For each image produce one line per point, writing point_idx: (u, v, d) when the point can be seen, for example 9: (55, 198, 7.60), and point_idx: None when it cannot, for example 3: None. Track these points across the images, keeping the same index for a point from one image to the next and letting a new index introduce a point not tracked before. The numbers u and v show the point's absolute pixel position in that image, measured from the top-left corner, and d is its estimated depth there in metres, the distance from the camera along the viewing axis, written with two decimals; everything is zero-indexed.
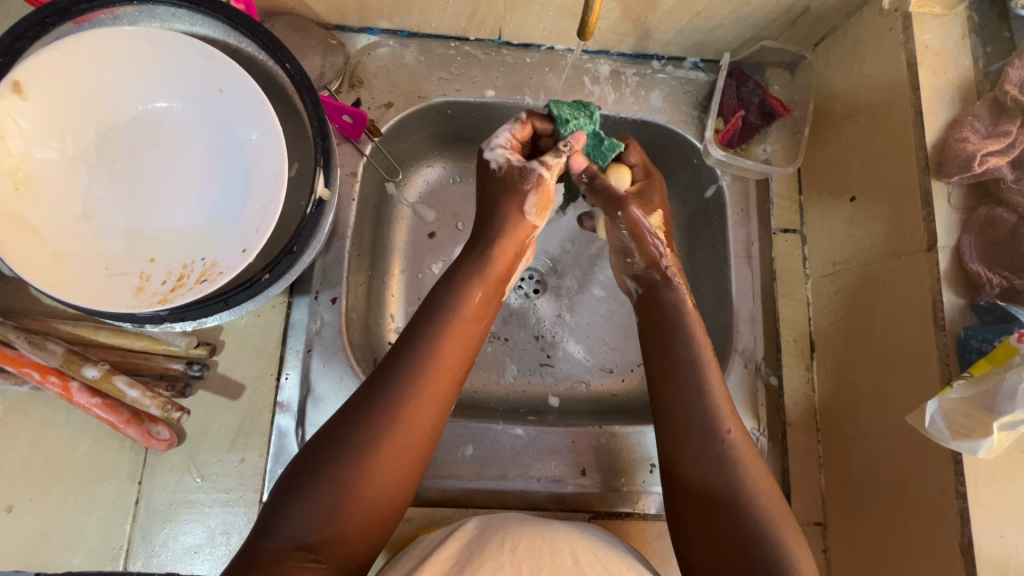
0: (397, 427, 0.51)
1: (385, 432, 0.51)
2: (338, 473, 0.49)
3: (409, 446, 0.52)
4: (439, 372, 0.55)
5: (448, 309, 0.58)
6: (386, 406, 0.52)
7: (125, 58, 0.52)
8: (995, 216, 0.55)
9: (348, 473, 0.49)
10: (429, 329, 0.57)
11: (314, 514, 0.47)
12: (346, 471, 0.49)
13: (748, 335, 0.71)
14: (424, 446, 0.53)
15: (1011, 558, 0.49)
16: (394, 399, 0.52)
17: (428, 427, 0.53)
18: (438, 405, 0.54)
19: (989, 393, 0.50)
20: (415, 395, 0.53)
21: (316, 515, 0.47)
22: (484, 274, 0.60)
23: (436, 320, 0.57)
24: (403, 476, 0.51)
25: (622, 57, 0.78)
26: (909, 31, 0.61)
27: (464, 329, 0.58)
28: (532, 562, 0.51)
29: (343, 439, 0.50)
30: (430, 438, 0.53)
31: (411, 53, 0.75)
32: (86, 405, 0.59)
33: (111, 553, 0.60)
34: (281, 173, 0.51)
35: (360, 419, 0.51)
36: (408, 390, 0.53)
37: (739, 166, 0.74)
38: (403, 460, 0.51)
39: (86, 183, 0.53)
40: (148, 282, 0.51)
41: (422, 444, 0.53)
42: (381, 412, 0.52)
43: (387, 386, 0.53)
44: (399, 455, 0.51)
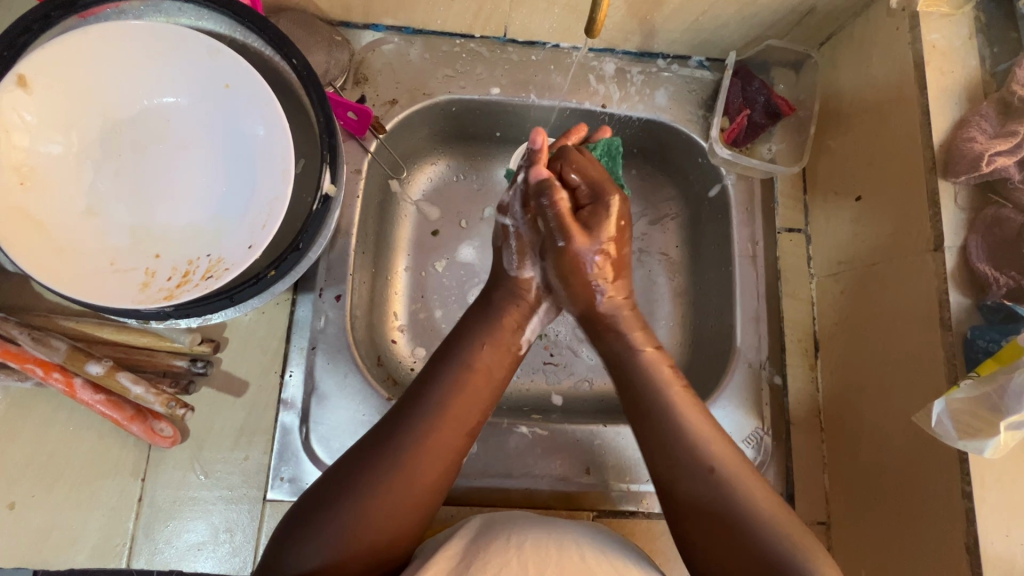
0: (411, 463, 0.51)
1: (398, 469, 0.51)
2: (349, 504, 0.49)
3: (423, 483, 0.51)
4: (457, 411, 0.55)
5: (461, 359, 0.58)
6: (400, 442, 0.52)
7: (131, 52, 0.51)
8: (1003, 215, 0.55)
9: (358, 504, 0.49)
10: (451, 370, 0.57)
11: (323, 543, 0.47)
12: (351, 504, 0.49)
13: (753, 334, 0.71)
14: (435, 485, 0.52)
15: (1015, 557, 0.49)
16: (411, 434, 0.52)
17: (444, 465, 0.53)
18: (456, 441, 0.54)
19: (997, 393, 0.50)
20: (425, 432, 0.53)
21: (326, 547, 0.47)
22: (498, 330, 0.61)
23: (450, 365, 0.57)
24: (415, 512, 0.51)
25: (627, 55, 0.78)
26: (916, 30, 0.61)
27: (483, 374, 0.58)
28: (539, 557, 0.50)
29: (356, 473, 0.50)
30: (441, 480, 0.53)
31: (416, 50, 0.75)
32: (90, 402, 0.59)
33: (114, 550, 0.60)
34: (288, 169, 0.51)
35: (371, 454, 0.52)
36: (424, 428, 0.53)
37: (745, 165, 0.74)
38: (416, 497, 0.51)
39: (91, 179, 0.52)
40: (154, 279, 0.51)
41: (438, 481, 0.52)
42: (396, 449, 0.51)
43: (405, 424, 0.53)
44: (412, 490, 0.51)
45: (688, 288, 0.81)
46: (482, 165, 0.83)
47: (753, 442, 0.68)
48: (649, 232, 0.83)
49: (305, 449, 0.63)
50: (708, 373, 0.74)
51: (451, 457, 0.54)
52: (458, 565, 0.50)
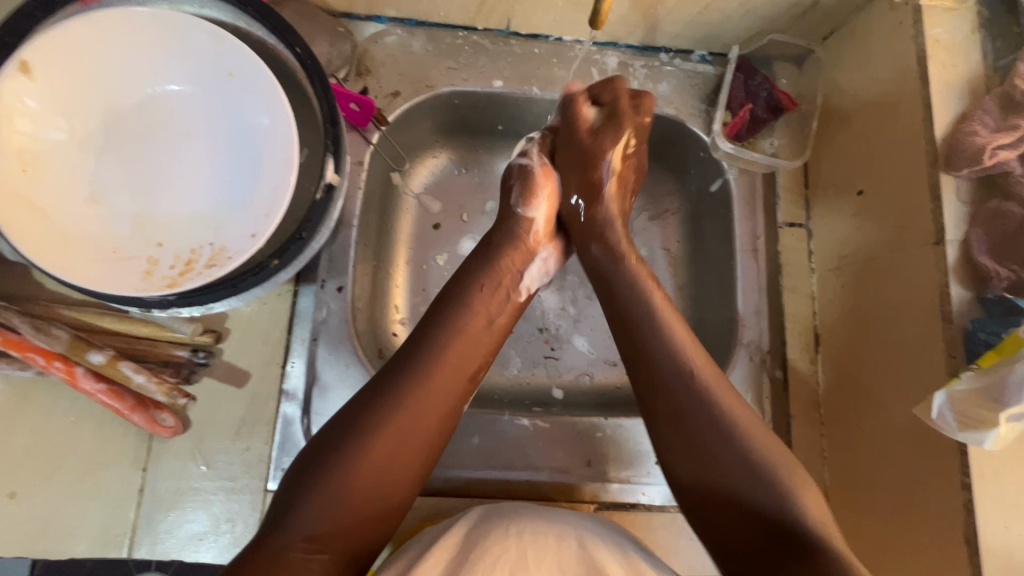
0: (398, 420, 0.51)
1: (387, 424, 0.51)
2: (340, 463, 0.48)
3: (413, 439, 0.51)
4: (446, 367, 0.55)
5: (459, 313, 0.58)
6: (389, 400, 0.52)
7: (134, 40, 0.51)
8: (1004, 209, 0.55)
9: (350, 463, 0.49)
10: (442, 327, 0.58)
11: (318, 505, 0.47)
12: (351, 462, 0.49)
13: (754, 328, 0.72)
14: (430, 440, 0.53)
15: (1014, 549, 0.50)
16: (396, 392, 0.52)
17: (434, 421, 0.53)
18: (445, 399, 0.54)
19: (997, 384, 0.50)
20: (421, 390, 0.53)
21: (325, 511, 0.47)
22: (496, 279, 0.61)
23: (448, 322, 0.58)
24: (408, 468, 0.51)
25: (630, 48, 0.78)
26: (920, 24, 0.61)
27: (474, 328, 0.58)
28: (538, 548, 0.51)
29: (347, 433, 0.50)
30: (436, 435, 0.53)
31: (419, 42, 0.75)
32: (91, 391, 0.59)
33: (115, 540, 0.60)
34: (292, 158, 0.51)
35: (367, 412, 0.51)
36: (411, 386, 0.53)
37: (747, 159, 0.74)
38: (407, 453, 0.51)
39: (94, 167, 0.52)
40: (156, 267, 0.51)
41: (430, 438, 0.53)
42: (384, 406, 0.52)
43: (392, 382, 0.53)
44: (401, 446, 0.51)
45: (689, 282, 0.81)
46: (484, 158, 0.83)
47: None
48: (651, 226, 0.84)
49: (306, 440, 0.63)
50: None
51: (443, 413, 0.54)
52: (459, 557, 0.50)
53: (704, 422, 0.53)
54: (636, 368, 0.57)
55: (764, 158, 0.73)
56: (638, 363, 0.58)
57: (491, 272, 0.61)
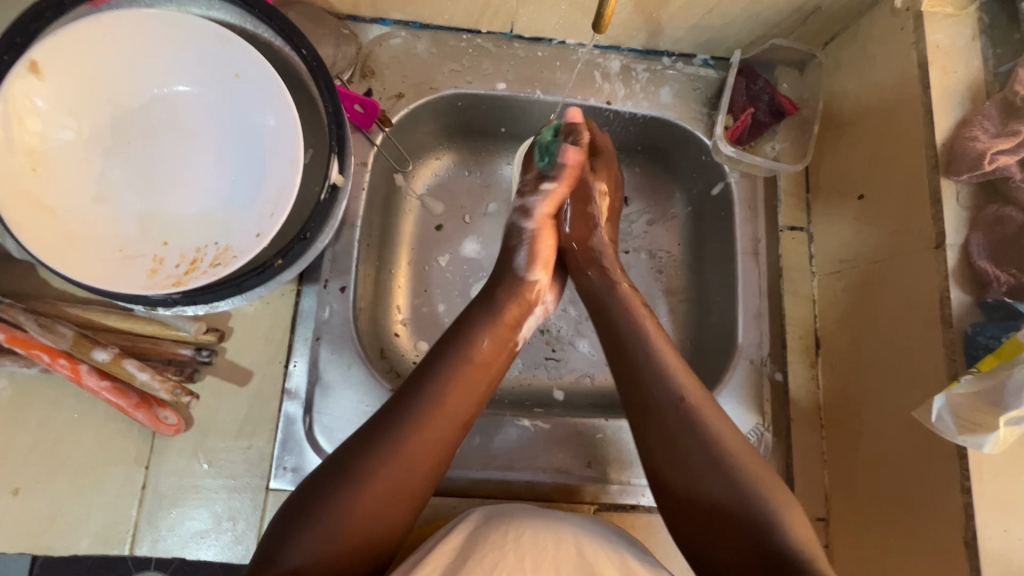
0: (395, 463, 0.51)
1: (384, 467, 0.51)
2: (335, 504, 0.49)
3: (412, 478, 0.52)
4: (445, 411, 0.55)
5: (461, 347, 0.59)
6: (387, 445, 0.52)
7: (143, 41, 0.52)
8: (1004, 215, 0.55)
9: (348, 504, 0.49)
10: (440, 369, 0.57)
11: (314, 539, 0.47)
12: (343, 502, 0.49)
13: (755, 331, 0.72)
14: (428, 477, 0.53)
15: (1013, 553, 0.50)
16: (398, 435, 0.52)
17: (431, 463, 0.53)
18: (443, 441, 0.54)
19: (995, 389, 0.50)
20: (417, 431, 0.53)
21: (315, 548, 0.47)
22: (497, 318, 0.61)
23: (451, 358, 0.58)
24: (403, 510, 0.51)
25: (632, 52, 0.78)
26: (920, 30, 0.62)
27: (472, 374, 0.58)
28: (536, 552, 0.51)
29: (347, 473, 0.50)
30: (433, 472, 0.53)
31: (423, 45, 0.75)
32: (95, 389, 0.59)
33: (117, 537, 0.60)
34: (297, 159, 0.51)
35: (364, 454, 0.51)
36: (411, 431, 0.53)
37: (748, 163, 0.75)
38: (401, 492, 0.51)
39: (100, 167, 0.53)
40: (162, 266, 0.52)
41: (427, 477, 0.53)
42: (383, 451, 0.51)
43: (390, 428, 0.53)
44: (398, 488, 0.51)
45: (690, 285, 0.82)
46: (488, 161, 0.84)
47: (753, 437, 0.69)
48: (651, 230, 0.84)
49: (308, 438, 0.63)
50: (710, 370, 0.74)
51: (441, 454, 0.54)
52: (456, 562, 0.50)
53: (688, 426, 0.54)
54: (632, 370, 0.59)
55: (765, 162, 0.74)
56: (635, 362, 0.59)
57: (489, 315, 0.61)
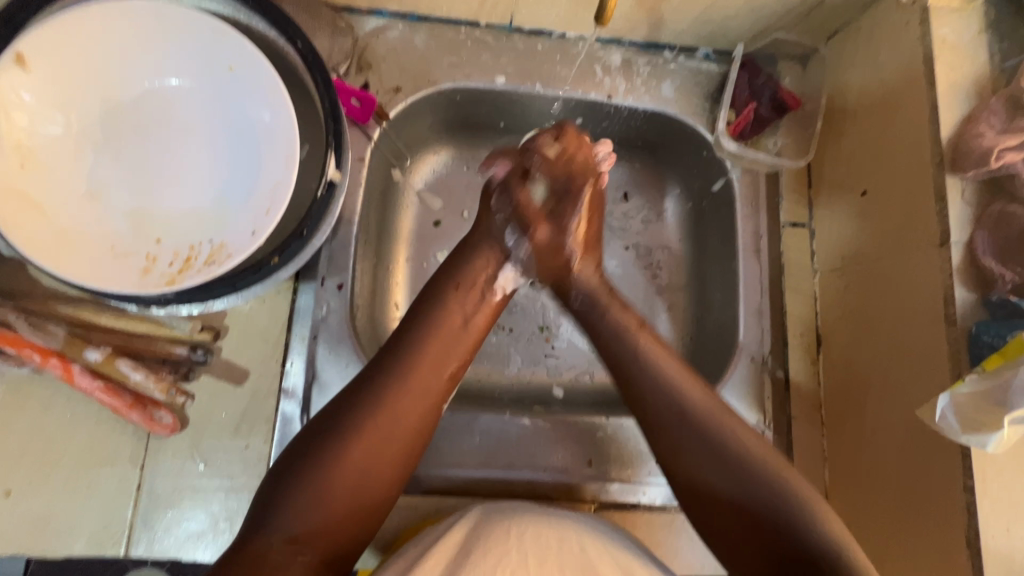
0: (383, 418, 0.51)
1: (370, 422, 0.51)
2: (324, 461, 0.49)
3: (394, 440, 0.51)
4: (425, 365, 0.55)
5: (435, 307, 0.58)
6: (367, 402, 0.52)
7: (133, 32, 0.50)
8: (1009, 212, 0.54)
9: (334, 460, 0.49)
10: (423, 322, 0.57)
11: (302, 505, 0.47)
12: (329, 457, 0.49)
13: (756, 329, 0.71)
14: (414, 433, 0.53)
15: (1016, 553, 0.50)
16: (376, 396, 0.52)
17: (414, 424, 0.53)
18: (427, 401, 0.54)
19: (1001, 387, 0.50)
20: (403, 387, 0.53)
21: (303, 509, 0.47)
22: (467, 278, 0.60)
23: (425, 318, 0.58)
24: (389, 469, 0.51)
25: (633, 46, 0.77)
26: (927, 24, 0.61)
27: (449, 332, 0.57)
28: (539, 551, 0.51)
29: (330, 435, 0.50)
30: (419, 429, 0.53)
31: (421, 37, 0.74)
32: (88, 389, 0.58)
33: (113, 539, 0.59)
34: (294, 155, 0.50)
35: (351, 409, 0.51)
36: (395, 391, 0.53)
37: (751, 158, 0.74)
38: (385, 447, 0.51)
39: (91, 163, 0.51)
40: (155, 264, 0.51)
41: (415, 435, 0.53)
42: (367, 410, 0.51)
43: (372, 388, 0.53)
44: (384, 450, 0.51)
45: (689, 281, 0.81)
46: (486, 156, 0.83)
47: None
48: (649, 227, 0.83)
49: None
50: (711, 367, 0.74)
51: (424, 414, 0.54)
52: (459, 557, 0.50)
53: (691, 419, 0.54)
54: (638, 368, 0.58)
55: (767, 158, 0.73)
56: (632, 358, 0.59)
57: (467, 275, 0.61)
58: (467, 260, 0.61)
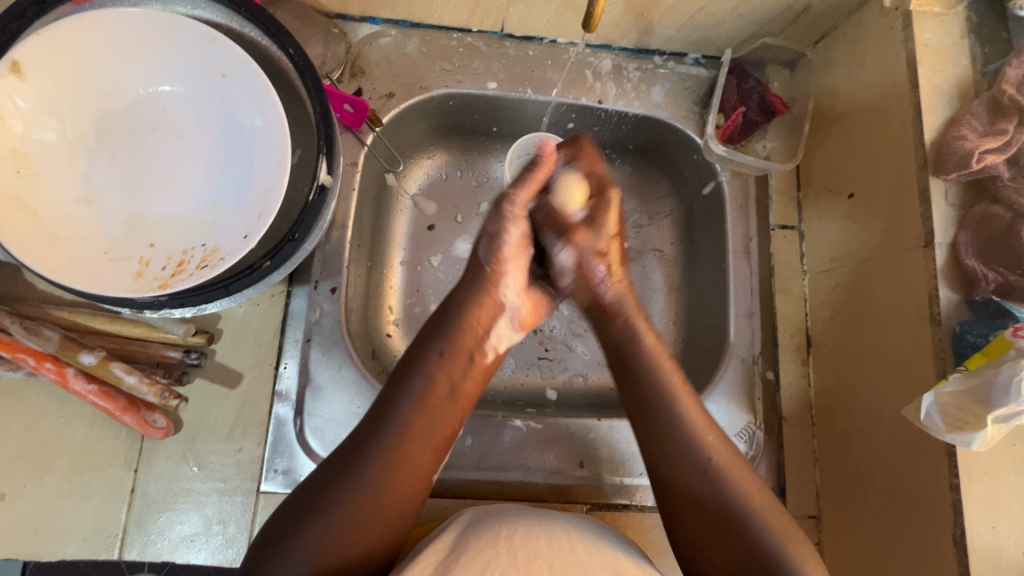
0: (364, 500, 0.50)
1: (349, 506, 0.49)
2: (303, 548, 0.48)
3: (377, 527, 0.50)
4: (411, 439, 0.52)
5: (421, 377, 0.54)
6: (347, 484, 0.50)
7: (128, 40, 0.51)
8: (992, 213, 0.55)
9: (314, 546, 0.48)
10: (407, 389, 0.54)
11: None
12: (309, 543, 0.48)
13: (747, 330, 0.72)
14: (402, 512, 0.52)
15: (1001, 549, 0.50)
16: (359, 476, 0.50)
17: (401, 502, 0.51)
18: (414, 475, 0.52)
19: (984, 385, 0.50)
20: (387, 465, 0.51)
21: None
22: (454, 343, 0.56)
23: (410, 385, 0.54)
24: (374, 546, 0.50)
25: (623, 51, 0.78)
26: (909, 29, 0.62)
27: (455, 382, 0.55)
28: (529, 550, 0.51)
29: (306, 521, 0.49)
30: (407, 505, 0.52)
31: (413, 44, 0.75)
32: (82, 392, 0.59)
33: (106, 542, 0.59)
34: (285, 159, 0.51)
35: (329, 493, 0.49)
36: (383, 463, 0.51)
37: (739, 162, 0.75)
38: (370, 529, 0.50)
39: (85, 168, 0.52)
40: (148, 268, 0.51)
41: (401, 512, 0.51)
42: (369, 462, 0.51)
43: (373, 438, 0.52)
44: (365, 534, 0.49)
45: (681, 283, 0.82)
46: (479, 161, 0.84)
47: (746, 435, 0.69)
48: (641, 230, 0.84)
49: (298, 441, 0.63)
50: (702, 368, 0.75)
51: (409, 491, 0.52)
52: (449, 558, 0.50)
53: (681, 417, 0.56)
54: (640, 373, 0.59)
55: (756, 160, 0.74)
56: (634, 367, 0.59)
57: (453, 339, 0.56)
58: (453, 319, 0.56)
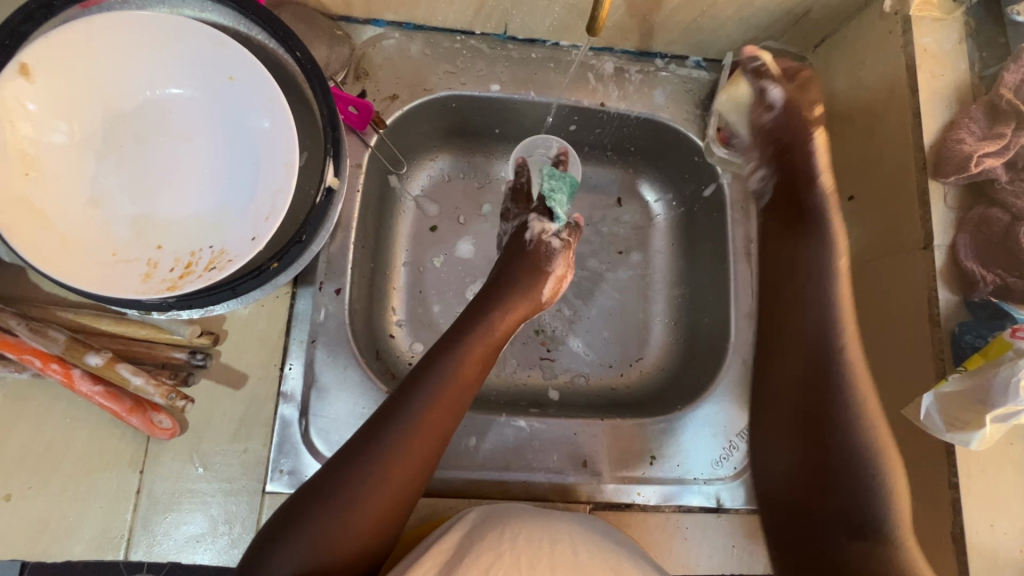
0: (389, 466, 0.53)
1: (376, 471, 0.52)
2: (328, 507, 0.51)
3: (397, 493, 0.53)
4: (437, 416, 0.56)
5: (450, 362, 0.59)
6: (375, 452, 0.53)
7: (136, 43, 0.51)
8: (989, 215, 0.56)
9: (337, 509, 0.51)
10: (437, 373, 0.58)
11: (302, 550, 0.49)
12: (335, 505, 0.51)
13: (748, 331, 0.73)
14: (417, 483, 0.55)
15: (998, 546, 0.51)
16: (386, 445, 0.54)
17: (420, 473, 0.55)
18: (434, 449, 0.56)
19: (983, 386, 0.51)
20: (413, 438, 0.55)
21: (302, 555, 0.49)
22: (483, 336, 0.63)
23: (439, 369, 0.59)
24: (392, 514, 0.53)
25: (625, 54, 0.79)
26: (909, 34, 0.63)
27: (460, 390, 0.59)
28: (531, 552, 0.52)
29: (335, 484, 0.52)
30: (425, 475, 0.55)
31: (417, 46, 0.75)
32: (89, 394, 0.59)
33: (112, 542, 0.59)
34: (292, 161, 0.51)
35: (357, 460, 0.53)
36: (410, 435, 0.54)
37: (741, 164, 0.76)
38: (391, 494, 0.53)
39: (92, 170, 0.52)
40: (156, 269, 0.51)
41: (418, 482, 0.55)
42: (396, 436, 0.54)
43: (402, 414, 0.56)
44: (385, 502, 0.52)
45: (682, 284, 0.83)
46: (482, 162, 0.84)
47: (743, 435, 0.71)
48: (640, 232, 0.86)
49: (303, 441, 0.64)
50: (703, 369, 0.75)
51: (429, 462, 0.56)
52: (452, 561, 0.51)
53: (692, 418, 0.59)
54: None
55: (757, 164, 0.75)
56: None
57: (483, 332, 0.63)
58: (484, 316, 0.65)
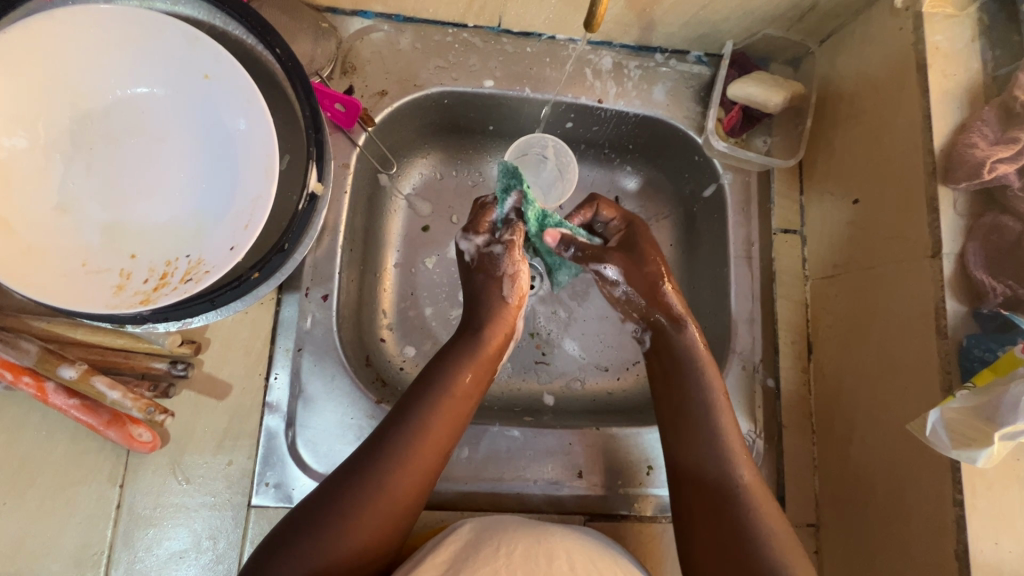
0: (379, 495, 0.51)
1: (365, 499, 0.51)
2: (315, 538, 0.48)
3: (387, 523, 0.51)
4: (429, 442, 0.55)
5: (441, 385, 0.58)
6: (365, 480, 0.51)
7: (104, 39, 0.48)
8: (1001, 223, 0.54)
9: (325, 540, 0.48)
10: (428, 397, 0.57)
11: None
12: (322, 535, 0.48)
13: (747, 337, 0.71)
14: (408, 512, 0.53)
15: (1004, 565, 0.50)
16: (377, 473, 0.52)
17: (411, 501, 0.53)
18: (426, 477, 0.54)
19: (991, 403, 0.50)
20: (403, 464, 0.53)
21: None
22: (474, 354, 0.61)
23: (430, 391, 0.57)
24: (381, 544, 0.51)
25: (624, 48, 0.76)
26: (920, 31, 0.60)
27: (460, 399, 0.58)
28: (527, 567, 0.50)
29: (322, 514, 0.50)
30: (416, 504, 0.54)
31: (407, 39, 0.72)
32: (63, 407, 0.57)
33: (91, 559, 0.57)
34: (272, 166, 0.48)
35: (346, 488, 0.51)
36: (400, 463, 0.53)
37: (740, 158, 0.73)
38: (380, 524, 0.51)
39: (60, 175, 0.49)
40: (129, 281, 0.49)
41: (409, 510, 0.53)
42: (387, 462, 0.53)
43: (392, 440, 0.54)
44: (374, 531, 0.50)
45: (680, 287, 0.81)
46: (475, 159, 0.82)
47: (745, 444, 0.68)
48: None
49: (291, 453, 0.62)
50: None
51: (421, 490, 0.54)
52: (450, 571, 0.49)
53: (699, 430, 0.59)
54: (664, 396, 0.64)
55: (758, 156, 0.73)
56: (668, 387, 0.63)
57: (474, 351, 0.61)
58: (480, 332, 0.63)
